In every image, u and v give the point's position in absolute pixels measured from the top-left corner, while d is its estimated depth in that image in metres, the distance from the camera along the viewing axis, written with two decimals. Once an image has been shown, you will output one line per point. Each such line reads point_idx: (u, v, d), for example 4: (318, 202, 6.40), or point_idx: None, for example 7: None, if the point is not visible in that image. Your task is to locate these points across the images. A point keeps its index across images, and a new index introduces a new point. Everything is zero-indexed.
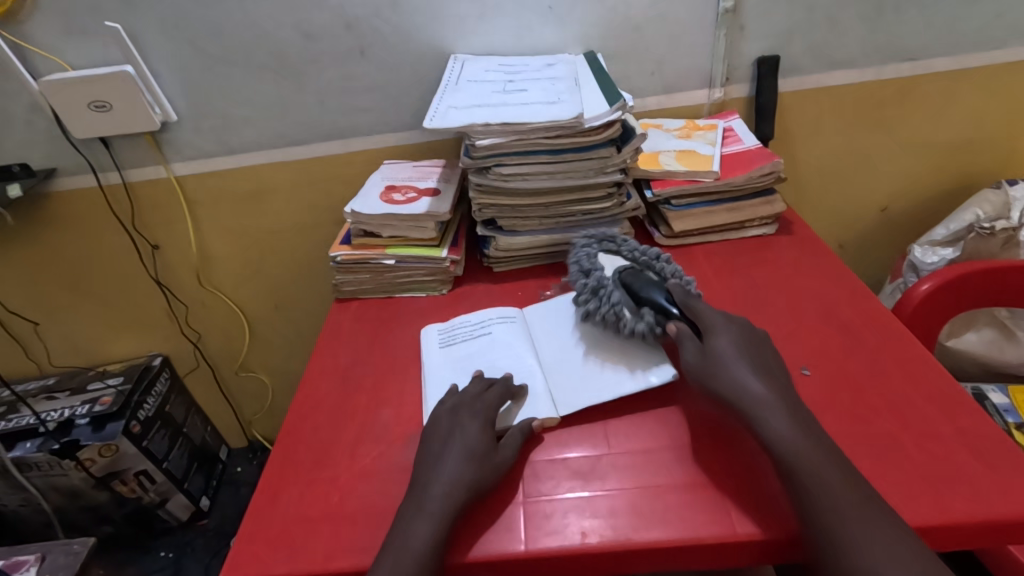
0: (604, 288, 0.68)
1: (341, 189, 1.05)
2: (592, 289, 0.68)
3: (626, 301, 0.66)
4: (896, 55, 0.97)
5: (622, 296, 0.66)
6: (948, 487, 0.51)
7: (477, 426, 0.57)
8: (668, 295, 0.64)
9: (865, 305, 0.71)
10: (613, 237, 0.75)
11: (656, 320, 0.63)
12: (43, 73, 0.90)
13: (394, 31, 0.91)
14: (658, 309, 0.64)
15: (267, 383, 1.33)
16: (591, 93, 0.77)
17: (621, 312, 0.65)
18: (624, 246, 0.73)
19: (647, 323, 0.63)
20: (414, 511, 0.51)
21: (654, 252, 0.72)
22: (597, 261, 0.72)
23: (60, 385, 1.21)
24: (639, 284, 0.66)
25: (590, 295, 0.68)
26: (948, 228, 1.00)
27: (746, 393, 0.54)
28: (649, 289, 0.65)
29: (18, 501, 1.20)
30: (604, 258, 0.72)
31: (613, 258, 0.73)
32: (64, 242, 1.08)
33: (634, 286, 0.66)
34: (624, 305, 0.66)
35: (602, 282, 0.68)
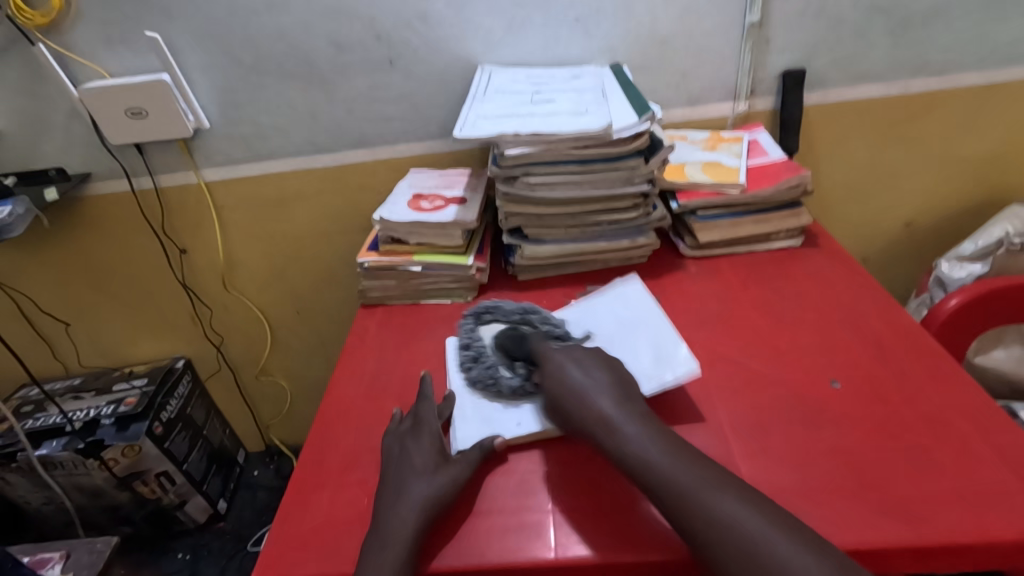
0: (482, 357, 0.67)
1: (366, 197, 1.06)
2: (473, 358, 0.67)
3: (500, 364, 0.65)
4: (923, 69, 0.97)
5: (497, 359, 0.67)
6: (986, 505, 0.50)
7: (428, 441, 0.58)
8: (530, 344, 0.65)
9: (896, 318, 0.70)
10: (485, 308, 0.72)
11: (525, 373, 0.64)
12: (83, 80, 0.93)
13: (424, 42, 0.93)
14: (527, 360, 0.64)
15: (286, 387, 1.34)
16: (619, 104, 0.78)
17: (498, 373, 0.64)
18: (498, 311, 0.71)
19: (518, 377, 0.63)
20: (394, 517, 0.52)
21: (520, 308, 0.71)
22: (476, 332, 0.70)
23: (86, 384, 1.23)
24: (510, 345, 0.66)
25: (469, 367, 0.66)
26: (977, 243, 0.99)
27: (602, 418, 0.54)
28: (517, 343, 0.66)
29: (42, 499, 1.22)
30: (484, 331, 0.70)
31: (493, 325, 0.71)
32: (95, 245, 1.11)
33: (506, 346, 0.66)
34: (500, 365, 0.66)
35: (481, 351, 0.67)
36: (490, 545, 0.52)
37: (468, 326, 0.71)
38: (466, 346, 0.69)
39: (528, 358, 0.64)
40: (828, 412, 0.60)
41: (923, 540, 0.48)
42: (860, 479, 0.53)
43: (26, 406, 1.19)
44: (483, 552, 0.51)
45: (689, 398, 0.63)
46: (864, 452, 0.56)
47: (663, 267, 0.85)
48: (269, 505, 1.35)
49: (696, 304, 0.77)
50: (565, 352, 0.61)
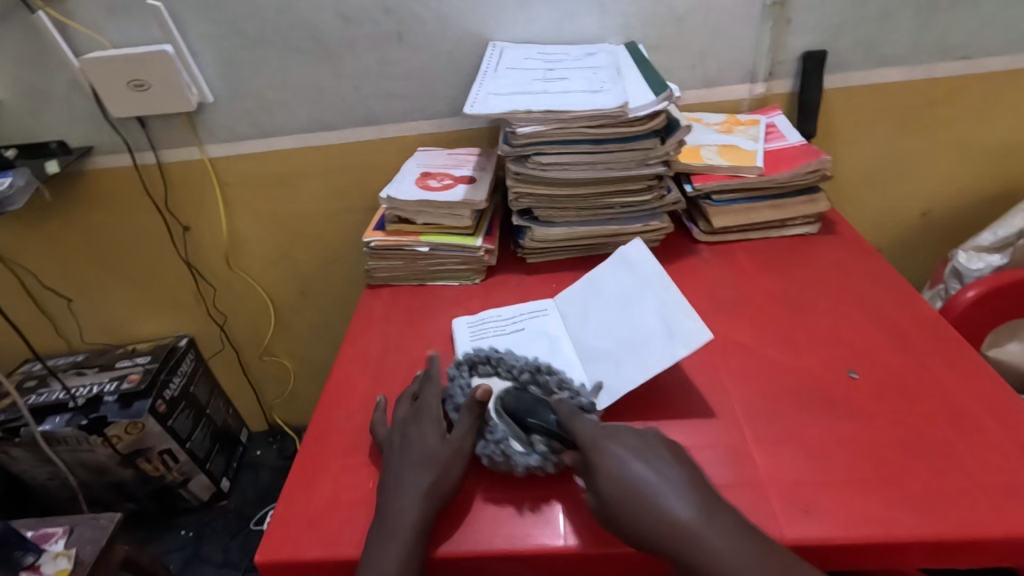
0: (486, 422, 0.56)
1: (372, 176, 1.04)
2: (475, 426, 0.56)
3: (513, 434, 0.55)
4: (948, 53, 0.94)
5: (507, 429, 0.55)
6: (1007, 499, 0.49)
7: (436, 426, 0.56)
8: (555, 413, 0.54)
9: (915, 306, 0.69)
10: (484, 358, 0.62)
11: (547, 450, 0.53)
12: (84, 51, 0.91)
13: (434, 16, 0.90)
14: (547, 433, 0.53)
15: (289, 368, 1.34)
16: (635, 82, 0.75)
17: (509, 447, 0.53)
18: (501, 364, 0.61)
19: (539, 454, 0.53)
20: (396, 505, 0.51)
21: (531, 365, 0.60)
22: (469, 390, 0.59)
23: (90, 361, 1.23)
24: (524, 408, 0.55)
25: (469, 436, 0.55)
26: (997, 234, 0.97)
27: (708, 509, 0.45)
28: (534, 408, 0.55)
29: (46, 474, 1.22)
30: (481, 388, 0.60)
31: (493, 379, 0.60)
32: (99, 220, 1.09)
33: (519, 409, 0.55)
34: (510, 436, 0.55)
35: (482, 416, 0.56)
36: (498, 530, 0.51)
37: (460, 385, 0.60)
38: (458, 410, 0.58)
39: (548, 430, 0.53)
40: (844, 402, 0.58)
41: (942, 533, 0.47)
42: (879, 470, 0.52)
43: (29, 382, 1.19)
44: (491, 538, 0.50)
45: (701, 385, 0.62)
46: (880, 443, 0.54)
47: (675, 252, 0.83)
48: (271, 485, 1.36)
49: (709, 289, 0.75)
50: (617, 439, 0.50)
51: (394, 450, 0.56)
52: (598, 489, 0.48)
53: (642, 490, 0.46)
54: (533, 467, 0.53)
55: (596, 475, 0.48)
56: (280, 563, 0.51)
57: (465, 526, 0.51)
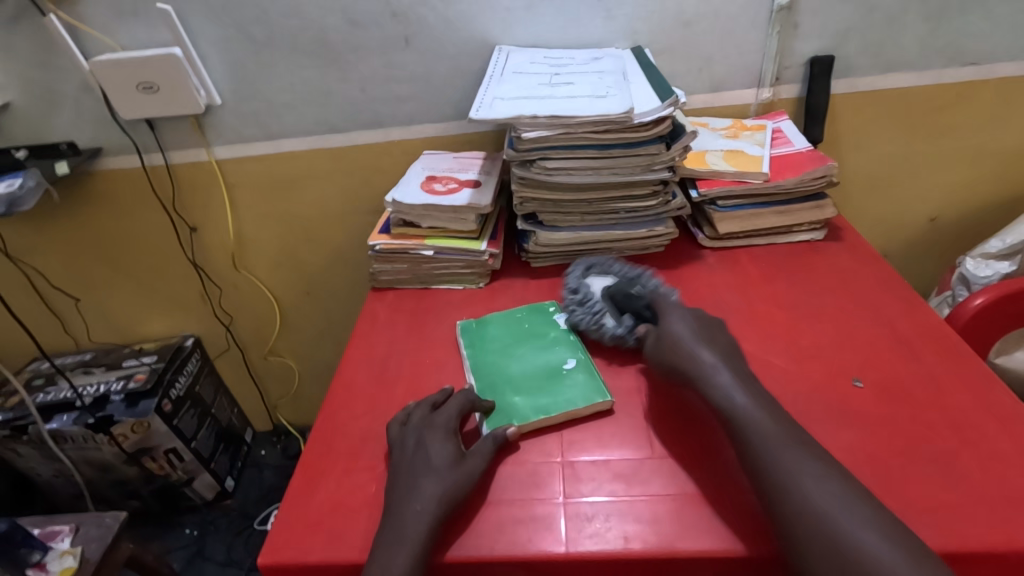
0: (594, 304, 0.69)
1: (378, 178, 1.05)
2: (580, 301, 0.69)
3: (609, 309, 0.68)
4: (956, 59, 0.93)
5: (605, 306, 0.68)
6: (1013, 511, 0.49)
7: (440, 433, 0.57)
8: (645, 302, 0.66)
9: (921, 314, 0.68)
10: (601, 263, 0.74)
11: (632, 325, 0.66)
12: (94, 53, 0.92)
13: (441, 20, 0.90)
14: (637, 315, 0.66)
15: (294, 368, 1.34)
16: (640, 88, 0.75)
17: (603, 321, 0.67)
18: (611, 268, 0.73)
19: (625, 326, 0.66)
20: (405, 510, 0.51)
21: (634, 272, 0.72)
22: (584, 281, 0.73)
23: (97, 360, 1.24)
24: (623, 294, 0.68)
25: (576, 308, 0.69)
26: (1005, 241, 0.96)
27: None
28: (630, 297, 0.67)
29: (52, 472, 1.23)
30: (591, 279, 0.73)
31: (601, 278, 0.73)
32: (106, 220, 1.10)
33: (616, 295, 0.68)
34: (607, 314, 0.68)
35: (589, 296, 0.70)
36: (499, 536, 0.51)
37: (579, 274, 0.74)
38: (575, 290, 0.71)
39: (639, 313, 0.66)
40: (848, 413, 0.58)
41: (942, 545, 0.47)
42: (883, 479, 0.52)
43: (37, 380, 1.20)
44: (492, 544, 0.50)
45: None
46: (881, 455, 0.54)
47: (680, 257, 0.83)
48: (276, 484, 1.36)
49: (713, 296, 0.75)
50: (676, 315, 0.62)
51: (403, 452, 0.56)
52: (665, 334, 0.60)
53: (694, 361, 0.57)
54: (620, 335, 0.66)
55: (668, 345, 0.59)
56: (282, 565, 0.51)
57: (470, 532, 0.51)
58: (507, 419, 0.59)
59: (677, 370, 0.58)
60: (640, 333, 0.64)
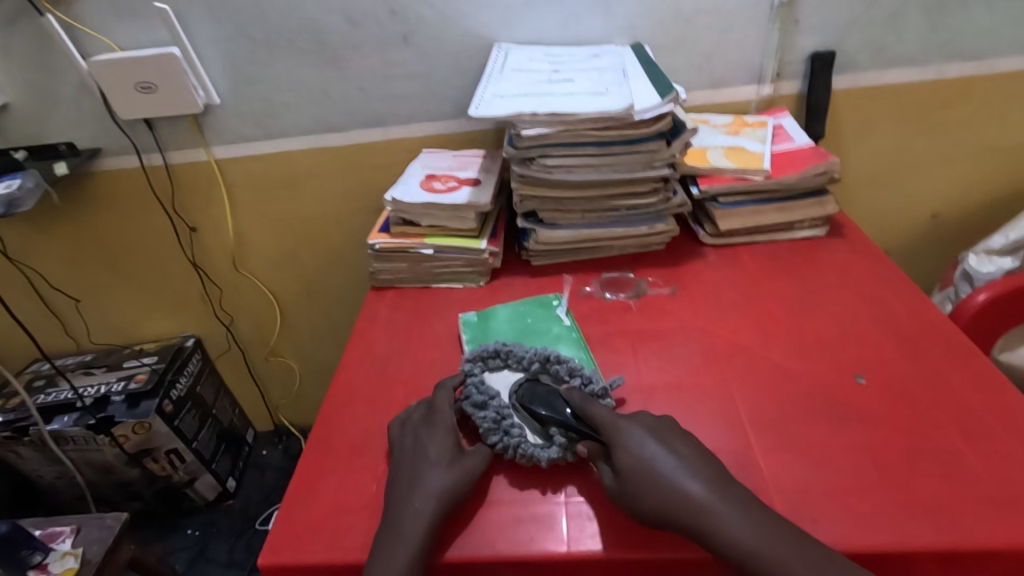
0: (507, 417, 0.58)
1: (377, 177, 1.04)
2: (498, 419, 0.57)
3: (533, 432, 0.57)
4: (958, 53, 0.93)
5: (523, 424, 0.58)
6: (1018, 508, 0.48)
7: (441, 430, 0.56)
8: (570, 407, 0.57)
9: (924, 310, 0.68)
10: (494, 352, 0.64)
11: (565, 441, 0.55)
12: (92, 53, 0.91)
13: (439, 18, 0.90)
14: (565, 427, 0.55)
15: (295, 368, 1.34)
16: (640, 84, 0.75)
17: (529, 444, 0.55)
18: (511, 357, 0.63)
19: (558, 447, 0.54)
20: (404, 509, 0.50)
21: (540, 355, 0.63)
22: (489, 386, 0.61)
23: (97, 361, 1.24)
24: (538, 401, 0.58)
25: (491, 434, 0.56)
26: (1008, 237, 0.95)
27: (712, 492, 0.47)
28: (550, 405, 0.57)
29: (54, 473, 1.23)
30: (496, 384, 0.62)
31: (505, 374, 0.63)
32: (106, 221, 1.10)
33: (535, 400, 0.58)
34: (526, 429, 0.57)
35: (502, 412, 0.58)
36: (500, 535, 0.51)
37: (481, 366, 0.63)
38: (483, 406, 0.59)
39: (565, 426, 0.55)
40: (851, 409, 0.58)
41: (947, 543, 0.47)
42: (887, 476, 0.52)
43: (38, 381, 1.20)
44: (493, 544, 0.50)
45: (706, 390, 0.61)
46: (884, 452, 0.53)
47: (681, 254, 0.82)
48: (277, 485, 1.36)
49: (714, 293, 0.74)
50: (635, 425, 0.53)
51: (403, 452, 0.56)
52: (630, 476, 0.49)
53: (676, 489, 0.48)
54: (556, 459, 0.54)
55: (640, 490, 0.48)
56: (282, 565, 0.51)
57: (470, 531, 0.51)
58: (509, 418, 0.59)
59: (637, 509, 0.48)
60: (580, 453, 0.54)
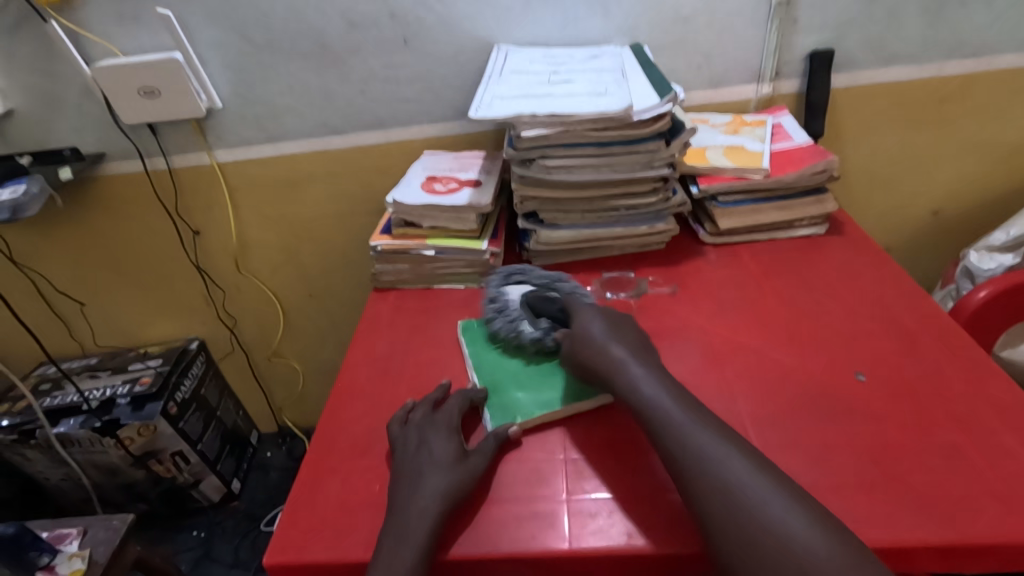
0: (508, 307, 0.69)
1: (379, 179, 1.05)
2: (500, 308, 0.69)
3: (526, 316, 0.67)
4: (957, 50, 0.93)
5: (522, 314, 0.68)
6: (1018, 504, 0.48)
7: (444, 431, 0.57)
8: (563, 305, 0.66)
9: (924, 307, 0.68)
10: (518, 269, 0.73)
11: (549, 328, 0.65)
12: (95, 58, 0.92)
13: (439, 21, 0.90)
14: (553, 318, 0.66)
15: (299, 370, 1.35)
16: (639, 85, 0.75)
17: (520, 327, 0.66)
18: (531, 274, 0.72)
19: (541, 331, 0.65)
20: (407, 511, 0.51)
21: (553, 276, 0.72)
22: (502, 287, 0.72)
23: (102, 363, 1.25)
24: (541, 300, 0.67)
25: (494, 317, 0.69)
26: (1009, 234, 0.95)
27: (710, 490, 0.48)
28: (548, 301, 0.67)
29: (61, 475, 1.24)
30: (511, 287, 0.72)
31: (520, 285, 0.72)
32: (110, 225, 1.11)
33: (535, 299, 0.68)
34: (524, 321, 0.67)
35: (507, 304, 0.69)
36: (503, 534, 0.51)
37: (499, 284, 0.72)
38: (493, 299, 0.71)
39: (554, 317, 0.66)
40: (852, 407, 0.58)
41: (948, 539, 0.47)
42: (887, 474, 0.52)
43: (44, 384, 1.21)
44: (496, 542, 0.50)
45: (706, 389, 0.62)
46: (884, 450, 0.54)
47: (681, 253, 0.83)
48: (281, 486, 1.37)
49: (714, 292, 0.75)
50: (592, 311, 0.63)
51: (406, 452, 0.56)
52: (574, 347, 0.60)
53: (609, 357, 0.57)
54: (537, 341, 0.65)
55: (576, 347, 0.60)
56: (287, 565, 0.51)
57: (473, 530, 0.52)
58: (508, 417, 0.59)
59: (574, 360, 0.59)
60: (557, 336, 0.64)
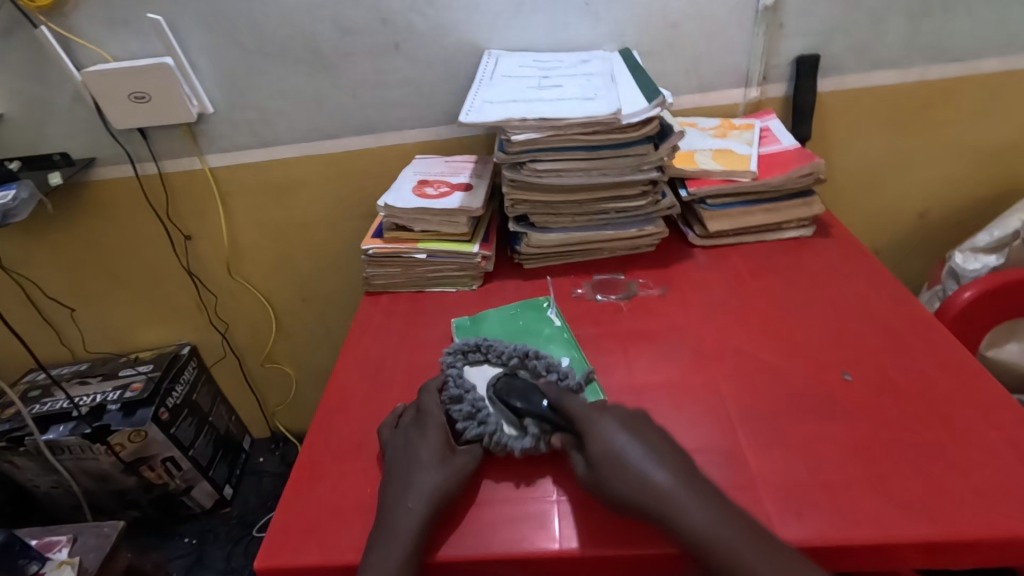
0: (482, 409, 0.59)
1: (371, 184, 1.05)
2: (511, 372, 0.63)
3: (504, 423, 0.58)
4: (940, 55, 0.95)
5: (500, 419, 0.58)
6: (998, 500, 0.49)
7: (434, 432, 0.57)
8: (545, 399, 0.57)
9: (909, 308, 0.69)
10: (473, 346, 0.66)
11: (539, 432, 0.56)
12: (85, 64, 0.92)
13: (430, 26, 0.91)
14: (540, 418, 0.56)
15: (292, 374, 1.34)
16: (628, 89, 0.76)
17: (502, 435, 0.56)
18: (490, 351, 0.65)
19: (533, 437, 0.56)
20: (401, 505, 0.51)
21: (518, 350, 0.64)
22: (464, 376, 0.63)
23: (93, 370, 1.24)
24: (514, 394, 0.59)
25: (467, 425, 0.58)
26: (993, 234, 0.97)
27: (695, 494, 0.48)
28: (525, 396, 0.58)
29: (50, 483, 1.23)
30: (471, 375, 0.64)
31: (482, 367, 0.65)
32: (101, 230, 1.10)
33: (545, 379, 0.61)
34: (503, 421, 0.58)
35: (478, 404, 0.59)
36: (493, 534, 0.51)
37: (454, 362, 0.65)
38: (460, 400, 0.60)
39: (540, 417, 0.56)
40: (838, 406, 0.59)
41: (932, 535, 0.48)
42: (871, 472, 0.53)
43: (33, 391, 1.20)
44: (486, 543, 0.51)
45: (695, 389, 0.62)
46: (869, 447, 0.55)
47: (671, 256, 0.83)
48: (275, 491, 1.36)
49: (704, 293, 0.76)
50: (609, 418, 0.53)
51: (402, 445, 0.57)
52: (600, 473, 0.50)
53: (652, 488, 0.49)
54: (528, 450, 0.56)
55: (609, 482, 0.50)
56: (279, 568, 0.51)
57: (464, 531, 0.52)
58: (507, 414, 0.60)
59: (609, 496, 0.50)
60: (553, 445, 0.55)
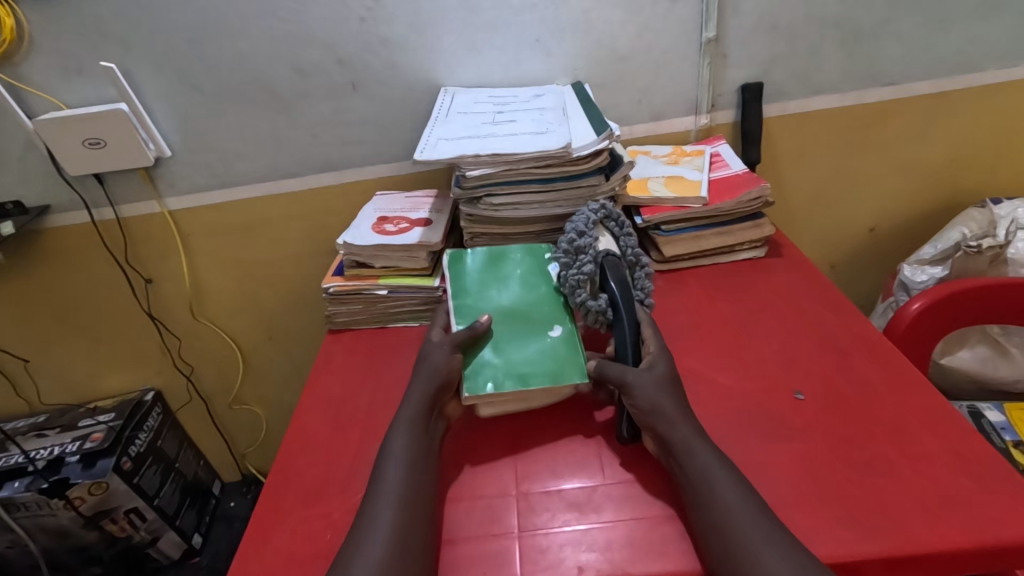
0: (586, 257, 0.68)
1: (334, 220, 1.05)
2: (576, 249, 0.69)
3: (592, 279, 0.67)
4: (875, 80, 1.00)
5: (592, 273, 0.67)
6: (947, 511, 0.51)
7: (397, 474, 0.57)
8: (631, 303, 0.64)
9: (856, 324, 0.72)
10: (621, 224, 0.72)
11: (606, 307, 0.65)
12: (37, 111, 0.91)
13: (386, 66, 0.93)
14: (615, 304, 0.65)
15: (261, 415, 1.32)
16: (578, 122, 0.79)
17: (582, 286, 0.67)
18: (625, 239, 0.71)
19: (597, 304, 0.65)
20: (357, 549, 0.49)
21: (639, 261, 0.71)
22: (596, 230, 0.71)
23: (51, 421, 1.20)
24: (617, 276, 0.66)
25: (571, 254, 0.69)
26: (936, 248, 1.02)
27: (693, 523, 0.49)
28: (623, 284, 0.65)
29: (5, 543, 1.17)
30: (603, 235, 0.71)
31: (610, 239, 0.71)
32: (57, 277, 1.08)
33: (610, 267, 0.67)
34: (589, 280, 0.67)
35: (587, 253, 0.68)
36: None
37: (600, 218, 0.72)
38: (581, 232, 0.70)
39: (617, 305, 0.64)
40: (791, 426, 0.60)
41: (886, 551, 0.48)
42: (825, 491, 0.53)
43: None
44: None
45: None
46: (822, 466, 0.56)
47: None
48: None
49: (662, 317, 0.77)
50: (661, 370, 0.60)
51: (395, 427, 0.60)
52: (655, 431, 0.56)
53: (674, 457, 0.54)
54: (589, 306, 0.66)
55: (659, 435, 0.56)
56: None
57: None
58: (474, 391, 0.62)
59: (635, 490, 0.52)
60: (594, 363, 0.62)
